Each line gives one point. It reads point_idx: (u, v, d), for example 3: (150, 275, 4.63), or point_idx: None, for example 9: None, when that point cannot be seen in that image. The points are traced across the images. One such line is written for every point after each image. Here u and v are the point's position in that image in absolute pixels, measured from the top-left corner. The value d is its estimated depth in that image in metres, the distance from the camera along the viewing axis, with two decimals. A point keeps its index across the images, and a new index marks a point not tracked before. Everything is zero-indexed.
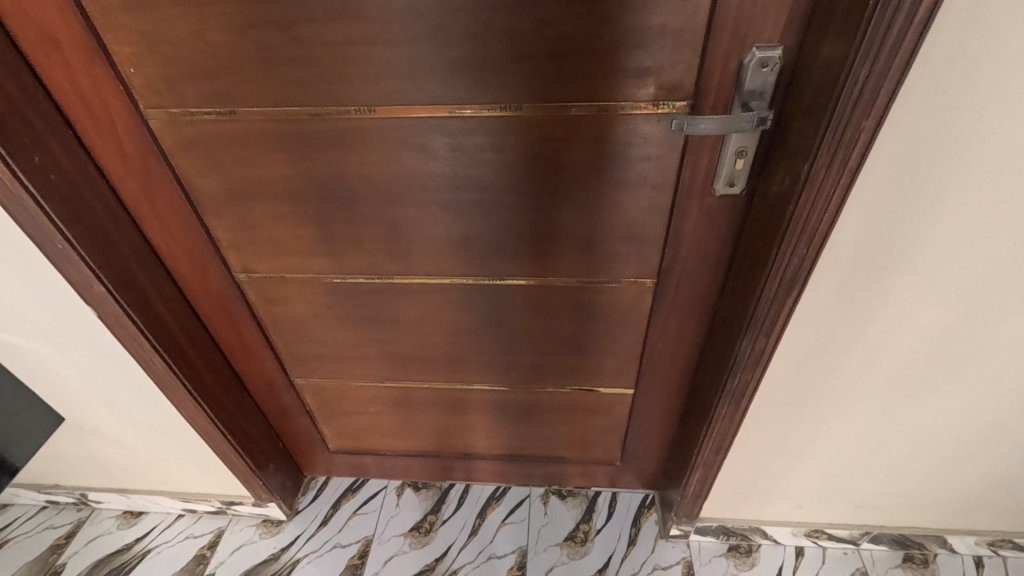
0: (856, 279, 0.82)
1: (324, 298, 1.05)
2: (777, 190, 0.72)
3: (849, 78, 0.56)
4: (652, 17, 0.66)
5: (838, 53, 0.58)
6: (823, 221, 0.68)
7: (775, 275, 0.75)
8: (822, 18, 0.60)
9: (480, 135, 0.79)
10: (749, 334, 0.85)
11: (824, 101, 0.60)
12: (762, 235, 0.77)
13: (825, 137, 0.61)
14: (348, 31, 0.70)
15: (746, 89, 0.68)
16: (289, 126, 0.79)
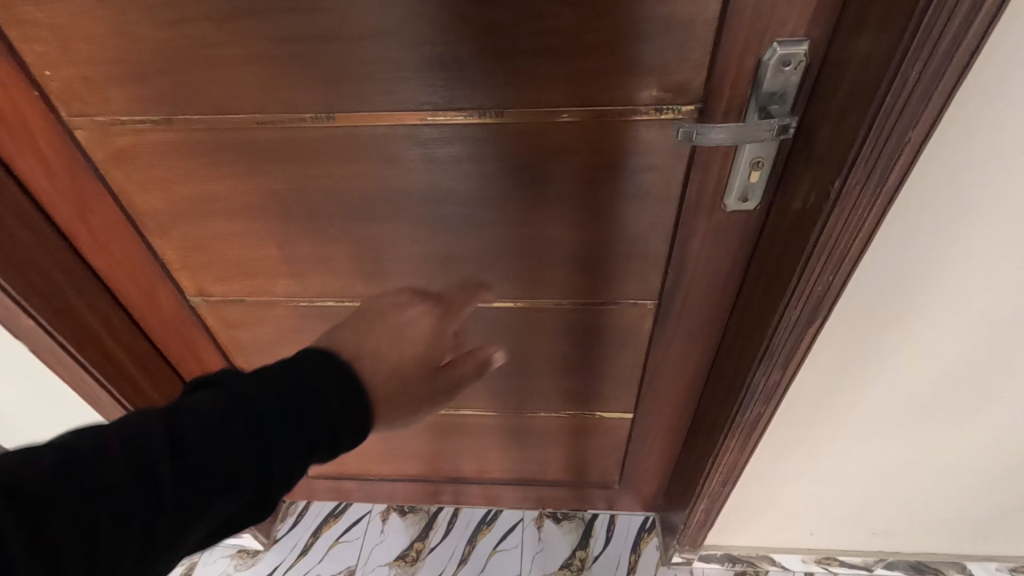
0: (881, 305, 0.73)
1: (292, 322, 0.95)
2: (798, 208, 0.62)
3: (892, 83, 0.46)
4: (655, 6, 0.55)
5: (877, 52, 0.47)
6: (853, 246, 0.58)
7: (794, 304, 0.66)
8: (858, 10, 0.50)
9: (456, 144, 0.69)
10: (759, 365, 0.76)
11: (860, 109, 0.50)
12: (779, 258, 0.68)
13: (862, 151, 0.51)
14: (298, 26, 0.59)
15: (764, 91, 0.58)
16: (236, 136, 0.69)
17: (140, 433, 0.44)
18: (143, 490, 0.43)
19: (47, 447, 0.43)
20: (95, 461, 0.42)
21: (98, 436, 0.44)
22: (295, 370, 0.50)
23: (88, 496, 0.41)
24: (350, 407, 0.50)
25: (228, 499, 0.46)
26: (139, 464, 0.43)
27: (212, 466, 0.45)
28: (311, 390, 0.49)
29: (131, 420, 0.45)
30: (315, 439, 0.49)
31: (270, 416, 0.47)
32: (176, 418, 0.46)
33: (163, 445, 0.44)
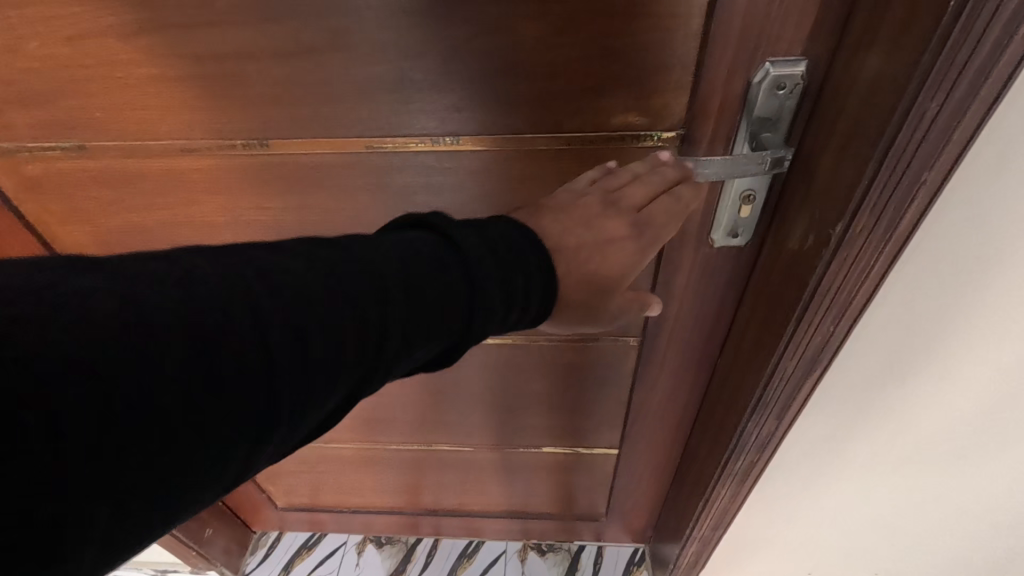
0: (874, 390, 0.62)
1: None
2: (794, 249, 0.54)
3: (907, 116, 0.38)
4: (628, 20, 0.48)
5: (887, 79, 0.39)
6: (857, 296, 0.51)
7: (791, 352, 0.58)
8: (861, 29, 0.42)
9: (408, 173, 0.61)
10: (752, 412, 0.68)
11: (867, 143, 0.42)
12: (774, 299, 0.60)
13: (869, 192, 0.43)
14: (218, 41, 0.51)
15: (755, 117, 0.50)
16: (161, 164, 0.61)
17: (302, 273, 0.34)
18: (310, 339, 0.33)
19: (172, 272, 0.32)
20: (250, 299, 0.32)
21: (244, 265, 0.34)
22: (482, 232, 0.42)
23: (249, 339, 0.31)
24: (535, 268, 0.43)
25: (403, 358, 0.37)
26: (302, 305, 0.33)
27: (391, 323, 0.36)
28: (495, 255, 0.41)
29: (279, 257, 0.35)
30: (502, 300, 0.41)
31: (454, 275, 0.39)
32: (346, 262, 0.36)
33: (331, 289, 0.34)
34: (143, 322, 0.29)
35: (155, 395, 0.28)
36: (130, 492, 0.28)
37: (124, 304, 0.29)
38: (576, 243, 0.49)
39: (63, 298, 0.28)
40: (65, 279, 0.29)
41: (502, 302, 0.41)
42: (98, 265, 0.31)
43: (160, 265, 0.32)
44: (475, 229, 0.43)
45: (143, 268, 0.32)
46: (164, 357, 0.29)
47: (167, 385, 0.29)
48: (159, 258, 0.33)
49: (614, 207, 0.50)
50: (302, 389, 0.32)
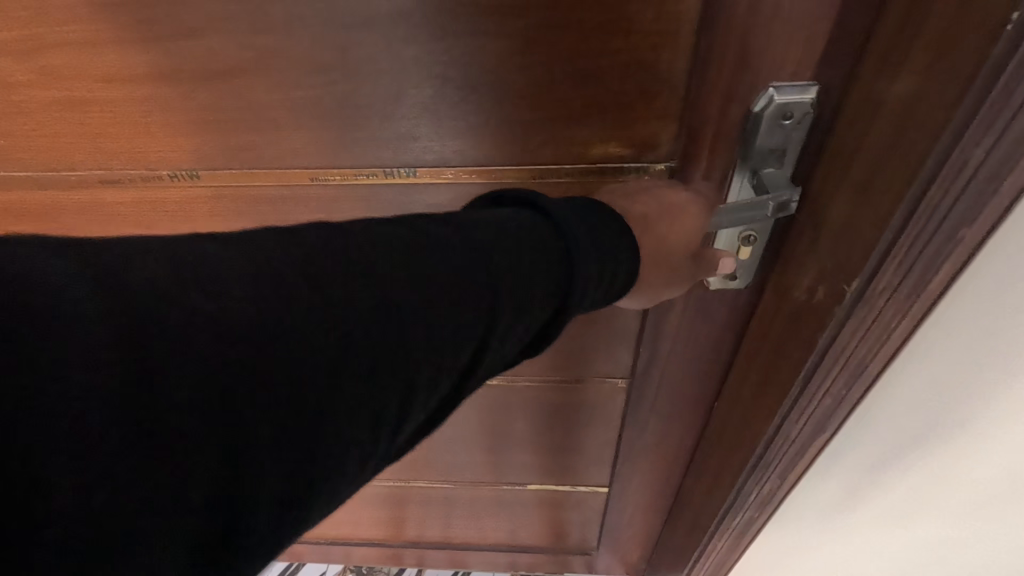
0: (873, 470, 0.54)
1: None
2: (800, 301, 0.46)
3: (946, 161, 0.30)
4: (606, 38, 0.41)
5: (916, 114, 0.31)
6: (873, 359, 0.43)
7: (796, 412, 0.51)
8: (875, 52, 0.34)
9: (361, 209, 0.53)
10: (752, 468, 0.61)
11: (892, 188, 0.34)
12: (774, 354, 0.52)
13: (896, 247, 0.35)
14: (126, 60, 0.44)
15: (752, 151, 0.42)
16: (81, 197, 0.54)
17: (394, 273, 0.30)
18: (409, 356, 0.30)
19: (258, 272, 0.27)
20: (343, 311, 0.28)
21: (332, 261, 0.29)
22: (576, 214, 0.38)
23: (345, 363, 0.28)
24: (631, 253, 0.39)
25: (497, 362, 0.35)
26: (396, 319, 0.29)
27: (485, 330, 0.33)
28: (592, 241, 0.37)
29: (368, 245, 0.30)
30: (592, 289, 0.38)
31: (554, 270, 0.35)
32: (439, 256, 0.32)
33: (425, 296, 0.30)
34: (242, 351, 0.26)
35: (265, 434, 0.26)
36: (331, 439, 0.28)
37: (221, 327, 0.26)
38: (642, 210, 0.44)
39: (157, 327, 0.25)
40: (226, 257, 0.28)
41: (594, 289, 0.38)
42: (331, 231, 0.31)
43: (243, 258, 0.28)
44: (569, 209, 0.38)
45: (226, 261, 0.27)
46: (267, 390, 0.26)
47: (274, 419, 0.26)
48: (241, 243, 0.29)
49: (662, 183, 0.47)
50: (400, 410, 0.30)
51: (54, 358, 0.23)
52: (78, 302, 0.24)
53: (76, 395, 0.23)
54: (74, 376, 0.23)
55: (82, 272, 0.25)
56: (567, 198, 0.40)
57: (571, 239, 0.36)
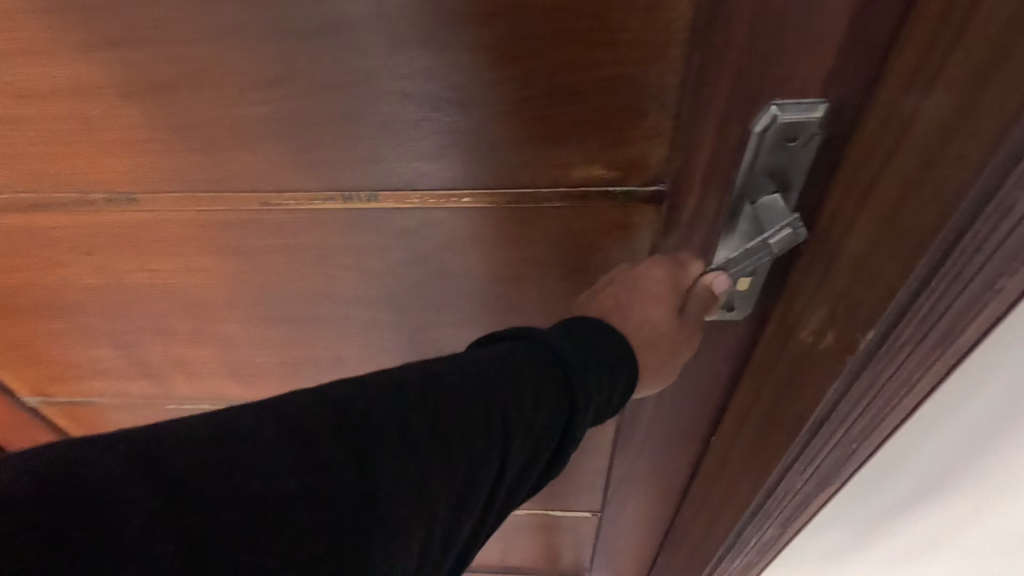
0: (880, 517, 0.50)
1: None
2: (802, 345, 0.40)
3: (986, 205, 0.26)
4: (586, 50, 0.36)
5: (947, 144, 0.26)
6: (890, 413, 0.38)
7: (801, 467, 0.46)
8: (896, 68, 0.29)
9: (320, 235, 0.48)
10: (750, 517, 0.56)
11: (917, 230, 0.29)
12: (772, 403, 0.46)
13: (922, 298, 0.30)
14: (46, 74, 0.38)
15: (750, 174, 0.37)
16: (11, 221, 0.48)
17: (415, 426, 0.31)
18: (428, 510, 0.31)
19: (290, 449, 0.29)
20: (370, 479, 0.29)
21: (352, 423, 0.30)
22: (576, 343, 0.38)
23: (371, 531, 0.29)
24: (628, 368, 0.40)
25: (510, 493, 0.35)
26: (419, 474, 0.31)
27: (500, 468, 0.33)
28: (592, 367, 0.38)
29: (385, 400, 0.32)
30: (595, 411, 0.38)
31: (559, 404, 0.36)
32: (454, 400, 0.33)
33: (443, 445, 0.32)
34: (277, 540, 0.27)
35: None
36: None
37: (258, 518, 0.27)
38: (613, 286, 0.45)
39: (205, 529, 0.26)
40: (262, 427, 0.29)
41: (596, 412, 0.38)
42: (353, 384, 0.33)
43: (276, 436, 0.29)
44: (564, 333, 0.39)
45: (261, 441, 0.29)
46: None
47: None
48: (269, 412, 0.30)
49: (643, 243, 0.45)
50: (420, 561, 0.31)
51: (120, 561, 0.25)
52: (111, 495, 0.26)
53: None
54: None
55: (137, 465, 0.27)
56: (559, 321, 0.41)
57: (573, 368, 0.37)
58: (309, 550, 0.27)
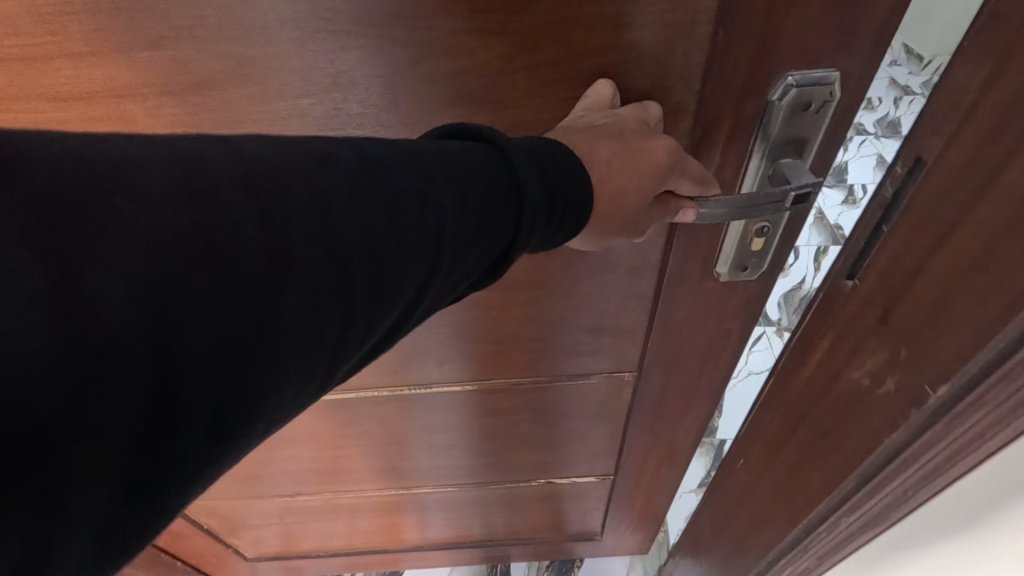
0: None
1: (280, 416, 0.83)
2: (856, 385, 0.40)
3: None
4: (618, 33, 0.38)
5: None
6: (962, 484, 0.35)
7: (847, 513, 0.42)
8: (979, 117, 0.30)
9: None
10: (787, 547, 0.53)
11: (1008, 288, 0.28)
12: (817, 432, 0.45)
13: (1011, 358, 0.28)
14: (86, 76, 0.39)
15: (773, 140, 0.41)
16: None
17: (339, 190, 0.29)
18: (354, 263, 0.29)
19: (184, 186, 0.26)
20: (278, 233, 0.27)
21: (262, 169, 0.28)
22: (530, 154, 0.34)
23: (279, 292, 0.26)
24: (579, 193, 0.35)
25: (451, 287, 0.34)
26: (341, 248, 0.28)
27: (432, 263, 0.31)
28: (549, 190, 0.34)
29: (300, 155, 0.29)
30: (540, 241, 0.36)
31: (504, 215, 0.33)
32: (392, 173, 0.30)
33: (375, 214, 0.29)
34: (148, 273, 0.24)
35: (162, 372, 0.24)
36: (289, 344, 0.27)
37: (125, 244, 0.24)
38: (607, 156, 0.38)
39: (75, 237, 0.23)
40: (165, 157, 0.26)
41: (542, 241, 0.36)
42: (269, 143, 0.29)
43: (172, 163, 0.26)
44: (537, 154, 0.34)
45: (156, 168, 0.26)
46: (181, 322, 0.24)
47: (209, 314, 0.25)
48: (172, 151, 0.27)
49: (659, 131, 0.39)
50: (346, 328, 0.29)
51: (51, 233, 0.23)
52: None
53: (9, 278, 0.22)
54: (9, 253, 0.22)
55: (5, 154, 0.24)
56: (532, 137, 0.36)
57: (528, 189, 0.33)
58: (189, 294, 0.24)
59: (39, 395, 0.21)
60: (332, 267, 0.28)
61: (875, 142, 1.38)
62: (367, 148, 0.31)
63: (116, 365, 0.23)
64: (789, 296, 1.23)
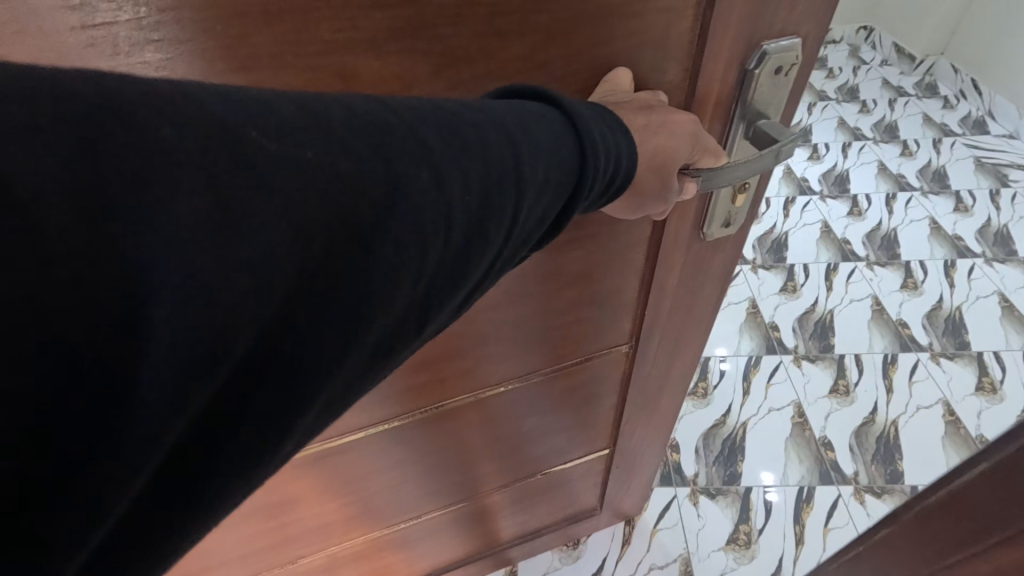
0: None
1: (277, 481, 0.72)
2: None
3: None
4: (624, 23, 0.40)
5: None
6: None
7: None
8: None
9: None
10: None
11: None
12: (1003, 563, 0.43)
13: None
14: None
15: (752, 102, 0.46)
16: None
17: (437, 146, 0.29)
18: (456, 220, 0.29)
19: (306, 147, 0.25)
20: (387, 193, 0.27)
21: (376, 127, 0.28)
22: (593, 116, 0.36)
23: (378, 252, 0.27)
24: (628, 158, 0.37)
25: (519, 247, 0.34)
26: (439, 208, 0.28)
27: (512, 214, 0.31)
28: (603, 151, 0.35)
29: (403, 115, 0.29)
30: (594, 196, 0.37)
31: (568, 173, 0.33)
32: (476, 130, 0.30)
33: (463, 169, 0.29)
34: (267, 242, 0.24)
35: (272, 335, 0.25)
36: (389, 306, 0.28)
37: (256, 206, 0.24)
38: (643, 122, 0.40)
39: (198, 196, 0.23)
40: (291, 114, 0.26)
41: (595, 200, 0.37)
42: (374, 100, 0.29)
43: (305, 125, 0.26)
44: (595, 117, 0.36)
45: (293, 127, 0.26)
46: (296, 289, 0.25)
47: (322, 281, 0.26)
48: (295, 106, 0.26)
49: (665, 105, 0.42)
50: (431, 287, 0.29)
51: (167, 187, 0.22)
52: (109, 114, 0.23)
53: (132, 227, 0.22)
54: (130, 203, 0.22)
55: (140, 102, 0.23)
56: (596, 108, 0.37)
57: (591, 149, 0.34)
58: (304, 260, 0.25)
59: (157, 358, 0.22)
60: (428, 228, 0.28)
61: (875, 147, 2.07)
62: (455, 106, 0.31)
63: (237, 319, 0.23)
64: (805, 317, 1.60)
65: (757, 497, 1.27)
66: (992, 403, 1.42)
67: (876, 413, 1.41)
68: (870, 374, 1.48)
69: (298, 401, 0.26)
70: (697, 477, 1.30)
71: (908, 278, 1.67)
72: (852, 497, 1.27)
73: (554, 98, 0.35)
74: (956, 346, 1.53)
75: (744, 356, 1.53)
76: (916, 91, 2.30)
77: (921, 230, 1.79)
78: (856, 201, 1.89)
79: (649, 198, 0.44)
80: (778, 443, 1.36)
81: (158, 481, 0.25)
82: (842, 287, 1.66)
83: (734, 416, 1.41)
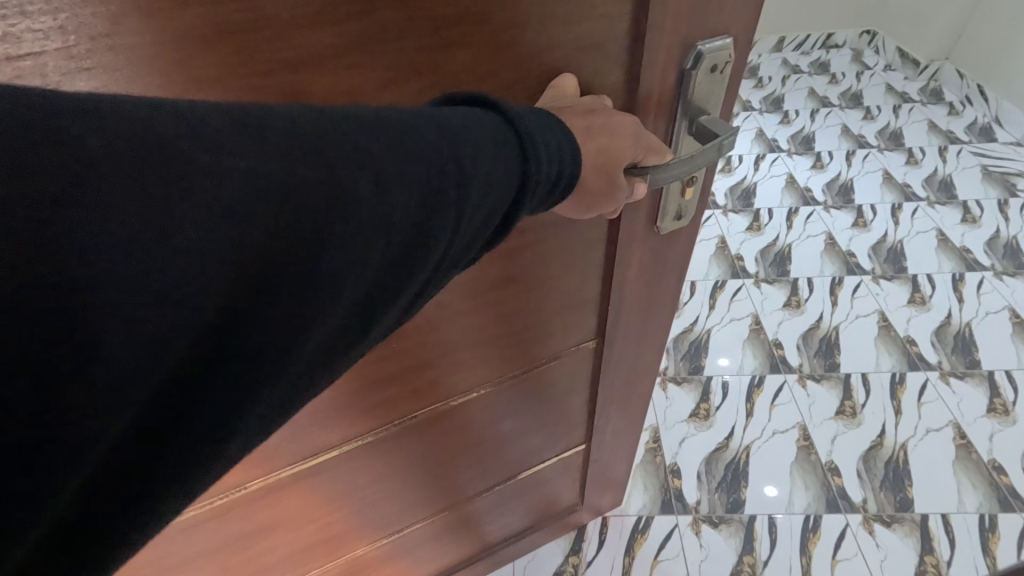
0: None
1: (253, 511, 0.70)
2: None
3: None
4: (563, 30, 0.41)
5: None
6: None
7: None
8: None
9: None
10: None
11: None
12: None
13: None
14: None
15: (692, 100, 0.48)
16: None
17: (376, 151, 0.29)
18: (399, 230, 0.29)
19: (244, 163, 0.25)
20: (328, 204, 0.27)
21: (317, 138, 0.27)
22: (537, 121, 0.36)
23: (320, 260, 0.27)
24: (572, 162, 0.37)
25: (467, 251, 0.35)
26: (382, 217, 0.28)
27: (456, 220, 0.32)
28: (545, 156, 0.36)
29: (344, 124, 0.29)
30: (539, 198, 0.37)
31: (510, 177, 0.34)
32: (418, 138, 0.31)
33: (405, 176, 0.29)
34: (202, 257, 0.24)
35: (210, 343, 0.25)
36: (330, 310, 0.28)
37: (192, 223, 0.24)
38: (585, 125, 0.41)
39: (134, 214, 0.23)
40: (231, 130, 0.26)
41: (541, 202, 0.38)
42: (316, 110, 0.29)
43: (247, 142, 0.26)
44: (539, 122, 0.36)
45: (234, 146, 0.25)
46: (233, 298, 0.25)
47: (260, 290, 0.26)
48: (233, 119, 0.26)
49: (607, 107, 0.44)
50: (374, 291, 0.30)
51: (101, 205, 0.22)
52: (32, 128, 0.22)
53: (64, 247, 0.21)
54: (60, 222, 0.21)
55: (69, 115, 0.23)
56: (540, 112, 0.38)
57: (532, 154, 0.35)
58: (241, 273, 0.25)
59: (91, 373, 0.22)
60: (369, 237, 0.28)
61: (879, 155, 2.16)
62: (395, 113, 0.31)
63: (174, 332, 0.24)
64: (809, 335, 1.65)
65: (760, 527, 1.29)
66: (1005, 425, 1.43)
67: (885, 437, 1.43)
68: (877, 397, 1.50)
69: (238, 404, 0.27)
70: (698, 505, 1.33)
71: (915, 293, 1.72)
72: (861, 527, 1.28)
73: (497, 104, 0.36)
74: (965, 365, 1.55)
75: (748, 375, 1.57)
76: (920, 98, 2.40)
77: (929, 242, 1.85)
78: (861, 213, 1.96)
79: (596, 198, 0.45)
80: (782, 465, 1.39)
81: (101, 485, 0.26)
82: (849, 302, 1.72)
83: (737, 439, 1.44)
